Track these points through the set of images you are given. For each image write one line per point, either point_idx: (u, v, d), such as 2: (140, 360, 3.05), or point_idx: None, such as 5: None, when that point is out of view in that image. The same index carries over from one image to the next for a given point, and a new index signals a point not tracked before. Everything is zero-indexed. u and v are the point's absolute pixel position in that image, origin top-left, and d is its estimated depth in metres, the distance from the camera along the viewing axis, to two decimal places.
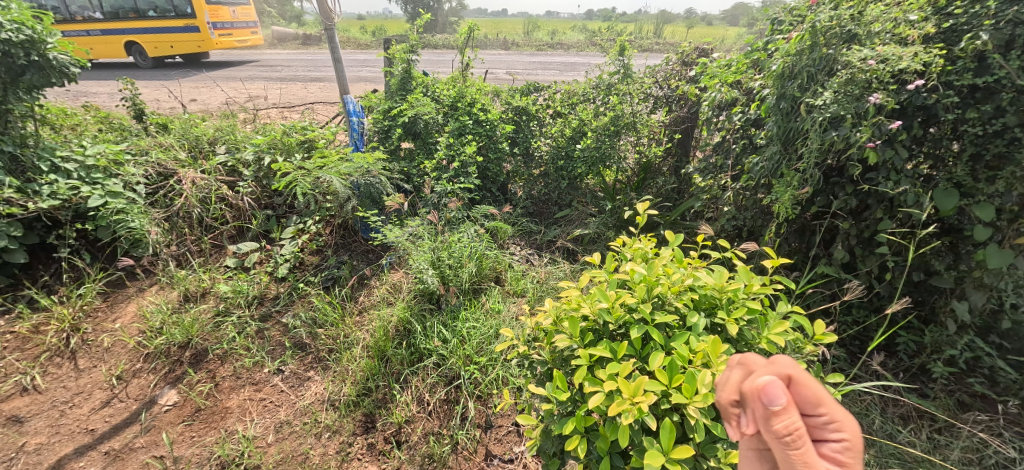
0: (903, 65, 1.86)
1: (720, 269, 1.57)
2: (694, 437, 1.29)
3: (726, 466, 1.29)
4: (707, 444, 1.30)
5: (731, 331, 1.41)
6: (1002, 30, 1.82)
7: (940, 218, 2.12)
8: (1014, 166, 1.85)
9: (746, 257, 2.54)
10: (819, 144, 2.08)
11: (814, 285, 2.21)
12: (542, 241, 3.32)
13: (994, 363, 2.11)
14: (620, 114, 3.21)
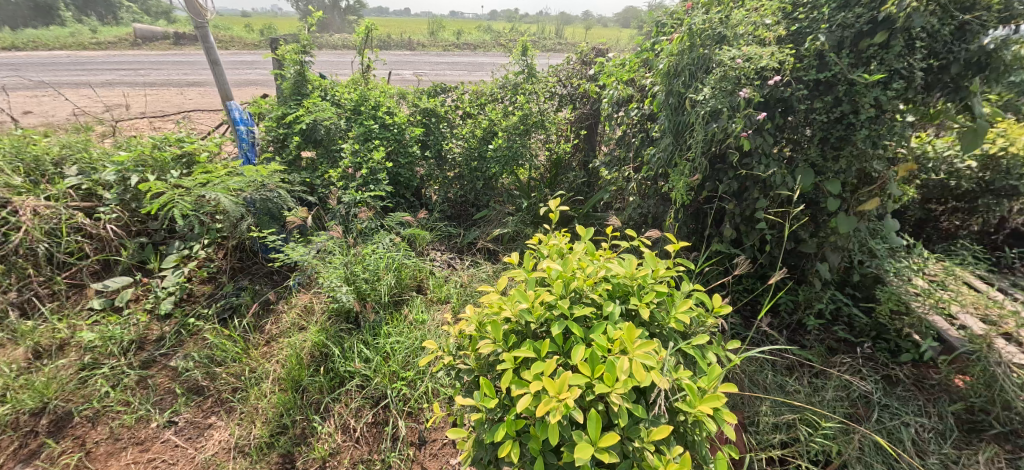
0: (763, 62, 2.10)
1: (629, 258, 1.64)
2: (618, 422, 1.28)
3: (650, 444, 1.27)
4: (632, 426, 1.31)
5: (644, 315, 1.46)
6: (834, 32, 2.13)
7: (802, 194, 2.45)
8: (852, 148, 2.18)
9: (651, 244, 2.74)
10: (703, 136, 2.31)
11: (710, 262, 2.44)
12: (462, 244, 3.29)
13: (851, 311, 2.51)
14: (529, 113, 3.28)
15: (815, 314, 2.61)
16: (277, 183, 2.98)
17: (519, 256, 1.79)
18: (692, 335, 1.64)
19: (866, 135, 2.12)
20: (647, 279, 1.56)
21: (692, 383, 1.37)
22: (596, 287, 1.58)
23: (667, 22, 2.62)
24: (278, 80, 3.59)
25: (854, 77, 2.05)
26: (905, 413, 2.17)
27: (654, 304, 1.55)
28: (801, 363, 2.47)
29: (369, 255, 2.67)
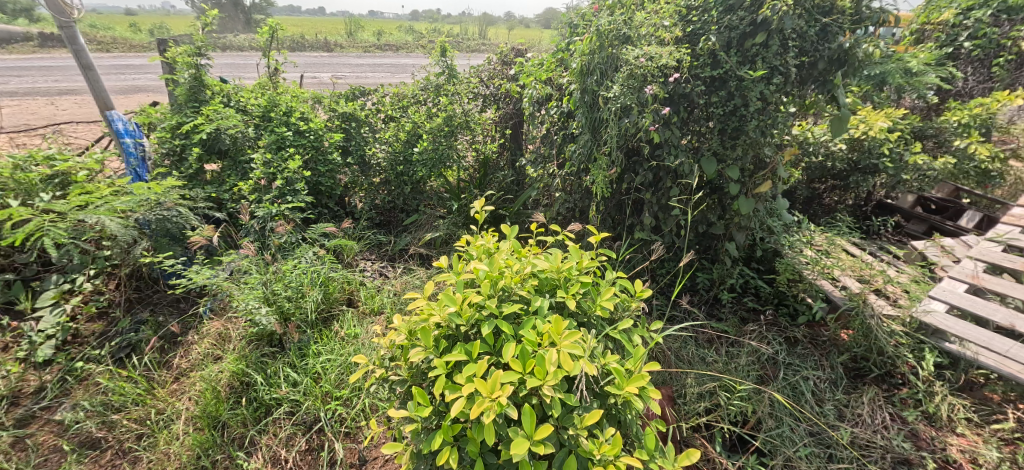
0: (663, 62, 2.24)
1: (554, 252, 1.67)
2: (552, 413, 1.31)
3: (583, 430, 1.31)
4: (565, 415, 1.34)
5: (571, 306, 1.50)
6: (723, 33, 2.32)
7: (708, 181, 2.65)
8: (746, 137, 2.40)
9: (576, 237, 2.83)
10: (616, 132, 2.43)
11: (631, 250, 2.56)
12: (394, 251, 3.19)
13: (757, 283, 2.81)
14: (452, 114, 3.21)
15: (728, 289, 2.84)
16: (176, 200, 2.70)
17: (446, 258, 1.78)
18: (618, 321, 1.71)
19: (756, 125, 2.36)
20: (572, 271, 1.61)
21: (620, 366, 1.43)
22: (524, 283, 1.60)
23: (578, 22, 2.70)
24: (169, 87, 3.25)
25: (742, 74, 2.24)
26: (806, 368, 2.41)
27: (580, 295, 1.60)
28: (718, 335, 2.66)
29: (289, 272, 2.50)
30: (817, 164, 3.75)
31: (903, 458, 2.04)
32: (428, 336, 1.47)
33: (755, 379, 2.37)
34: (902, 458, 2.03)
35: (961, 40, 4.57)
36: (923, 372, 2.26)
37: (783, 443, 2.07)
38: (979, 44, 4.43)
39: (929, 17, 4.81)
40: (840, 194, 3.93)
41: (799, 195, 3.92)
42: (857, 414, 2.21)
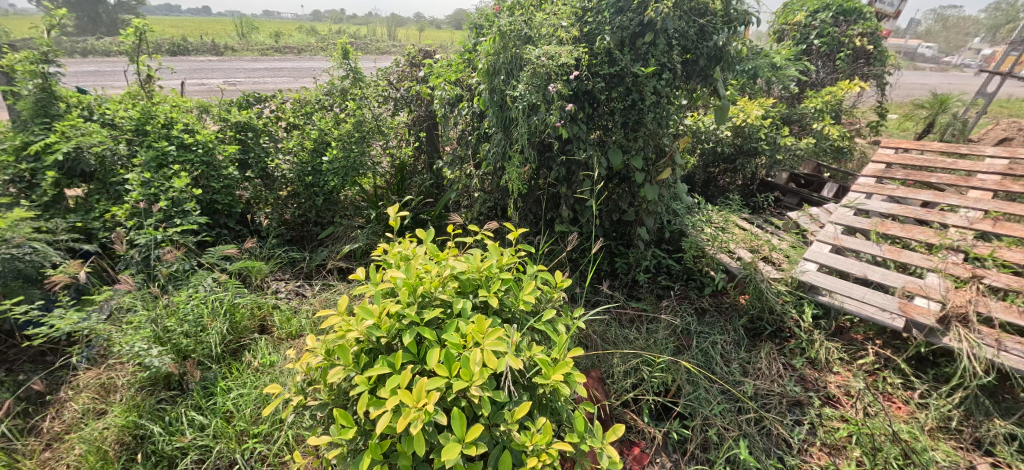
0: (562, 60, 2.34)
1: (473, 252, 1.69)
2: (482, 413, 1.32)
3: (514, 424, 1.34)
4: (496, 413, 1.36)
5: (493, 304, 1.53)
6: (616, 33, 2.48)
7: (616, 172, 2.83)
8: (644, 129, 2.60)
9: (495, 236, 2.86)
10: (524, 130, 2.48)
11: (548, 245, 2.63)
12: (310, 268, 2.99)
13: (667, 262, 3.06)
14: (362, 118, 3.10)
15: (643, 270, 3.05)
16: (27, 234, 2.27)
17: (362, 270, 1.72)
18: (542, 312, 1.78)
19: (652, 117, 2.56)
20: (492, 269, 1.64)
21: (545, 356, 1.48)
22: (444, 286, 1.60)
23: (481, 23, 2.72)
24: (11, 101, 2.77)
25: (635, 70, 2.42)
26: (715, 334, 2.66)
27: (502, 292, 1.63)
28: (638, 314, 2.83)
29: (184, 304, 2.25)
30: (709, 150, 4.15)
31: (796, 400, 2.34)
32: (347, 353, 1.43)
33: (673, 350, 2.54)
34: (796, 400, 2.33)
35: (812, 37, 5.28)
36: (805, 323, 2.63)
37: (701, 404, 2.26)
38: (826, 41, 5.16)
39: (787, 18, 5.48)
40: (730, 175, 4.37)
41: (696, 179, 4.30)
42: (758, 369, 2.48)
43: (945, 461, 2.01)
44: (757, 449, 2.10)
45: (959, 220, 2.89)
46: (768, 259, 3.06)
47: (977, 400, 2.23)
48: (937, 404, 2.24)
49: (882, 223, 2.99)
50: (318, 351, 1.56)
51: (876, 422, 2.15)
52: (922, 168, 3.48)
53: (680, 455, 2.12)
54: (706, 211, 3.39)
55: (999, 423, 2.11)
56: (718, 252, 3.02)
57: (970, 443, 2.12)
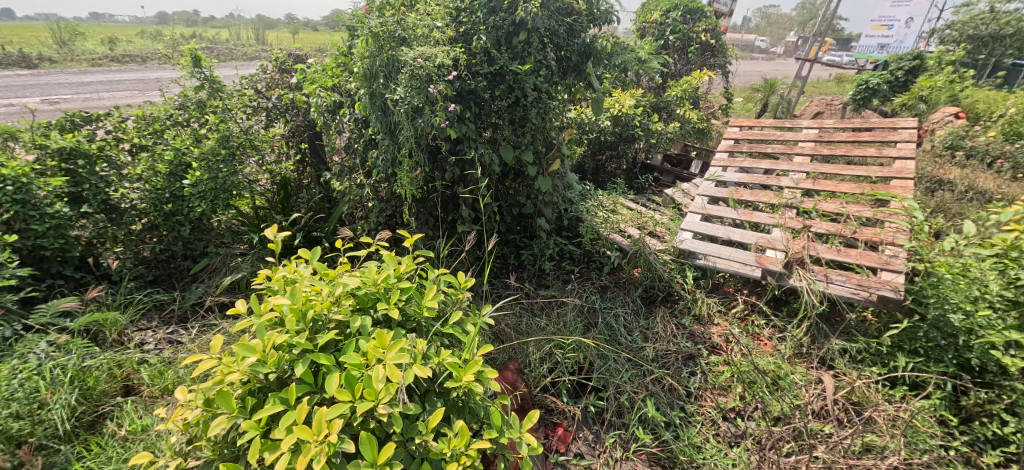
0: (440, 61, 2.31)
1: (367, 266, 1.61)
2: (394, 430, 1.28)
3: (430, 434, 1.32)
4: (409, 426, 1.33)
5: (395, 316, 1.47)
6: (491, 32, 2.52)
7: (509, 167, 2.90)
8: (530, 125, 2.69)
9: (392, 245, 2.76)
10: (410, 134, 2.38)
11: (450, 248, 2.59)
12: (184, 309, 2.61)
13: (568, 247, 3.22)
14: (228, 133, 2.75)
15: (548, 258, 3.19)
16: None
17: (242, 302, 1.56)
18: (449, 315, 1.76)
19: (536, 113, 2.66)
20: (390, 280, 1.58)
21: (454, 359, 1.47)
22: (338, 306, 1.51)
23: (351, 24, 2.56)
24: None
25: (514, 68, 2.49)
26: (617, 307, 2.85)
27: (403, 302, 1.58)
28: (548, 300, 2.91)
29: (8, 381, 1.80)
30: (593, 139, 4.43)
31: (689, 354, 2.60)
32: (230, 398, 1.29)
33: (582, 329, 2.66)
34: (689, 354, 2.60)
35: (668, 34, 5.87)
36: (688, 285, 2.94)
37: (612, 375, 2.40)
38: (679, 36, 5.77)
39: (646, 18, 6.01)
40: (616, 161, 4.70)
41: (586, 168, 4.56)
42: (655, 331, 2.71)
43: (805, 383, 2.37)
44: (663, 405, 2.30)
45: (790, 183, 3.45)
46: (653, 234, 3.36)
47: (818, 327, 2.66)
48: (791, 335, 2.64)
49: (737, 191, 3.47)
50: (194, 403, 1.39)
51: (752, 360, 2.47)
52: (762, 141, 4.06)
53: (600, 426, 2.26)
54: (597, 196, 3.63)
55: (834, 342, 2.52)
56: (611, 233, 3.25)
57: (817, 362, 2.53)
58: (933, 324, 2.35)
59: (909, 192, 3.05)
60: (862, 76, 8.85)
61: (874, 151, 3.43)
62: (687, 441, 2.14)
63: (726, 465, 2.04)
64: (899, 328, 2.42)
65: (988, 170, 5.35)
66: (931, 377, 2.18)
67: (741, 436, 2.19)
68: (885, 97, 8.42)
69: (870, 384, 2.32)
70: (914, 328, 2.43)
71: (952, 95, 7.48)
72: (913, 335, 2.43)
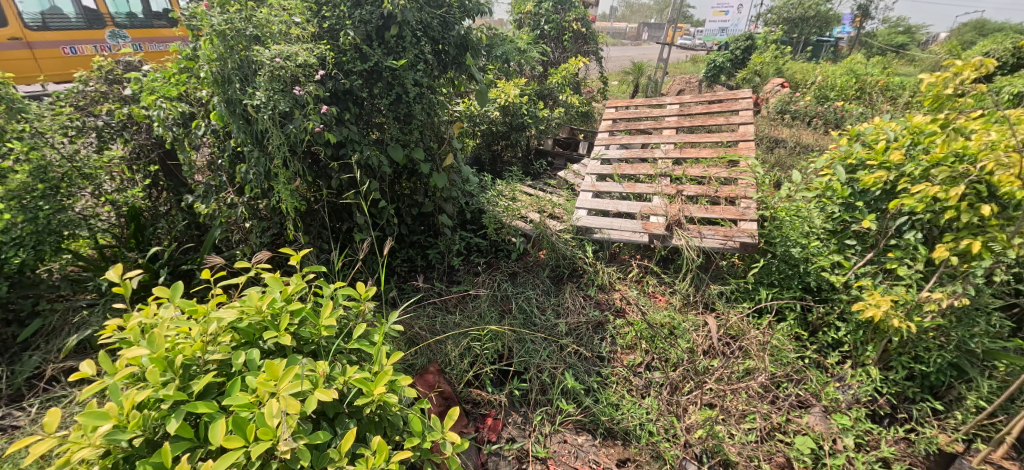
0: (303, 59, 2.16)
1: (246, 292, 1.42)
2: (301, 466, 1.16)
3: (343, 459, 1.23)
4: (319, 456, 1.24)
5: (286, 343, 1.33)
6: (360, 27, 2.40)
7: (401, 167, 2.81)
8: (417, 121, 2.63)
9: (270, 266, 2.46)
10: (281, 141, 2.17)
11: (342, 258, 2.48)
12: (13, 388, 2.05)
13: (474, 240, 3.23)
14: (44, 162, 2.18)
15: (455, 254, 3.18)
16: None
17: (90, 364, 1.33)
18: (353, 329, 1.67)
19: (421, 108, 2.60)
20: (278, 305, 1.42)
21: (362, 374, 1.41)
22: (217, 344, 1.32)
23: (190, 23, 2.16)
24: None
25: (390, 64, 2.41)
26: (528, 290, 2.92)
27: (296, 326, 1.44)
28: (462, 296, 2.89)
29: None
30: (485, 131, 4.46)
31: (599, 322, 2.76)
32: None
33: (497, 317, 2.69)
34: (598, 322, 2.75)
35: (543, 24, 6.08)
36: (589, 258, 3.12)
37: (532, 356, 2.46)
38: (553, 26, 6.00)
39: (520, 8, 6.13)
40: (511, 150, 4.86)
41: (483, 160, 4.60)
42: (566, 306, 2.82)
43: (695, 330, 2.65)
44: (580, 373, 2.42)
45: (663, 154, 3.79)
46: (553, 216, 3.53)
47: (699, 278, 2.99)
48: (681, 289, 2.92)
49: (620, 167, 3.76)
50: None
51: (650, 316, 2.73)
52: (636, 119, 4.40)
53: (526, 407, 2.31)
54: (495, 186, 3.68)
55: (712, 286, 2.88)
56: (513, 220, 3.32)
57: (700, 305, 2.85)
58: (782, 258, 2.78)
59: (752, 152, 3.51)
60: (710, 55, 10.02)
61: (723, 120, 3.89)
62: (606, 402, 2.29)
63: (641, 415, 2.23)
64: (758, 266, 2.81)
65: (809, 128, 6.41)
66: (786, 301, 2.61)
67: (651, 386, 2.39)
68: (730, 73, 9.65)
69: (744, 317, 2.68)
70: (769, 264, 2.85)
71: (777, 68, 8.81)
72: (768, 270, 2.84)
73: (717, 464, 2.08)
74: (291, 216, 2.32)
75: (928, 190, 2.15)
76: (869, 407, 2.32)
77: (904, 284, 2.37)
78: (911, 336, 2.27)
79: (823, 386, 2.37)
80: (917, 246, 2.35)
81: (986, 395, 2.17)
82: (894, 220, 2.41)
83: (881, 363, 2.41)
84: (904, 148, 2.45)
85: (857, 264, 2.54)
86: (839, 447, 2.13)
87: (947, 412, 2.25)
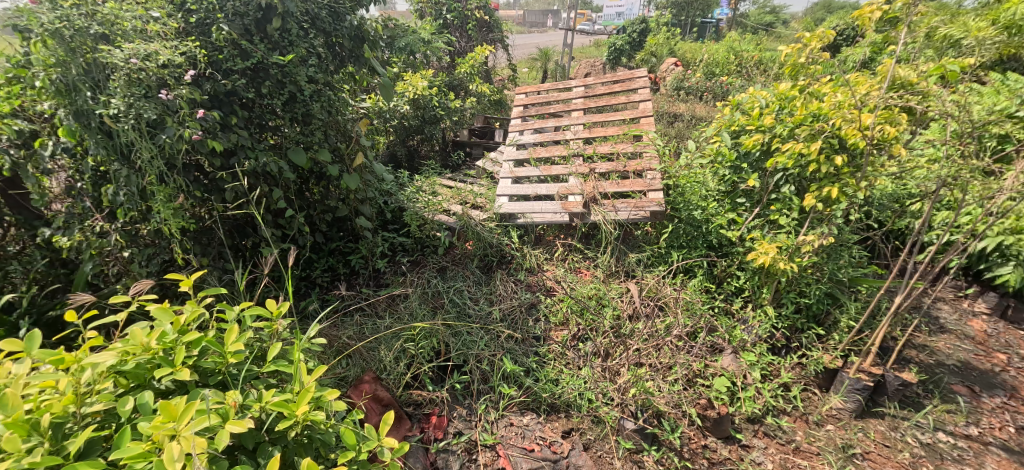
0: (166, 59, 1.90)
1: (128, 329, 1.25)
2: None
3: None
4: None
5: (183, 378, 1.18)
6: (234, 21, 2.18)
7: (306, 170, 2.63)
8: (317, 120, 2.46)
9: (162, 296, 2.19)
10: (151, 154, 1.93)
11: (244, 276, 2.29)
12: None
13: (397, 240, 3.11)
14: None
15: (379, 257, 3.05)
16: None
17: None
18: (267, 351, 1.54)
19: (320, 106, 2.44)
20: (169, 339, 1.27)
21: (281, 397, 1.31)
22: (95, 394, 1.15)
23: (18, 25, 1.79)
24: None
25: (276, 60, 2.20)
26: (457, 283, 2.87)
27: (195, 358, 1.30)
28: (391, 298, 2.78)
29: None
30: (397, 126, 4.31)
31: (531, 304, 2.80)
32: None
33: (430, 314, 2.63)
34: (531, 303, 2.79)
35: (444, 13, 5.94)
36: (515, 243, 3.15)
37: (470, 347, 2.43)
38: (455, 15, 5.89)
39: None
40: (427, 144, 4.76)
41: (399, 156, 4.44)
42: (498, 294, 2.83)
43: (619, 297, 2.78)
44: (519, 356, 2.44)
45: (574, 135, 3.88)
46: (476, 206, 3.51)
47: (619, 249, 3.12)
48: (603, 263, 3.04)
49: (535, 151, 3.82)
50: None
51: (577, 290, 2.81)
52: (545, 103, 4.48)
53: (470, 398, 2.29)
54: (414, 183, 3.57)
55: (630, 255, 3.02)
56: (436, 215, 3.25)
57: (620, 274, 3.00)
58: (687, 221, 2.99)
59: (652, 126, 3.71)
60: (609, 38, 10.45)
61: (625, 98, 4.07)
62: (545, 379, 2.34)
63: (579, 386, 2.31)
64: (668, 231, 3.01)
65: (702, 102, 6.93)
66: (694, 259, 2.83)
67: (586, 357, 2.47)
68: (630, 55, 10.15)
69: (659, 277, 2.87)
70: (677, 228, 3.07)
71: (670, 48, 9.41)
72: (677, 234, 3.06)
73: (650, 417, 2.21)
74: (178, 237, 2.08)
75: (794, 147, 2.40)
76: (769, 341, 2.65)
77: (785, 232, 2.65)
78: (795, 275, 2.57)
79: (729, 330, 2.64)
80: (792, 198, 2.65)
81: (854, 315, 2.63)
82: (772, 176, 2.69)
83: (775, 301, 2.72)
84: (773, 113, 2.69)
85: (747, 219, 2.81)
86: (749, 380, 2.45)
87: (828, 335, 2.68)
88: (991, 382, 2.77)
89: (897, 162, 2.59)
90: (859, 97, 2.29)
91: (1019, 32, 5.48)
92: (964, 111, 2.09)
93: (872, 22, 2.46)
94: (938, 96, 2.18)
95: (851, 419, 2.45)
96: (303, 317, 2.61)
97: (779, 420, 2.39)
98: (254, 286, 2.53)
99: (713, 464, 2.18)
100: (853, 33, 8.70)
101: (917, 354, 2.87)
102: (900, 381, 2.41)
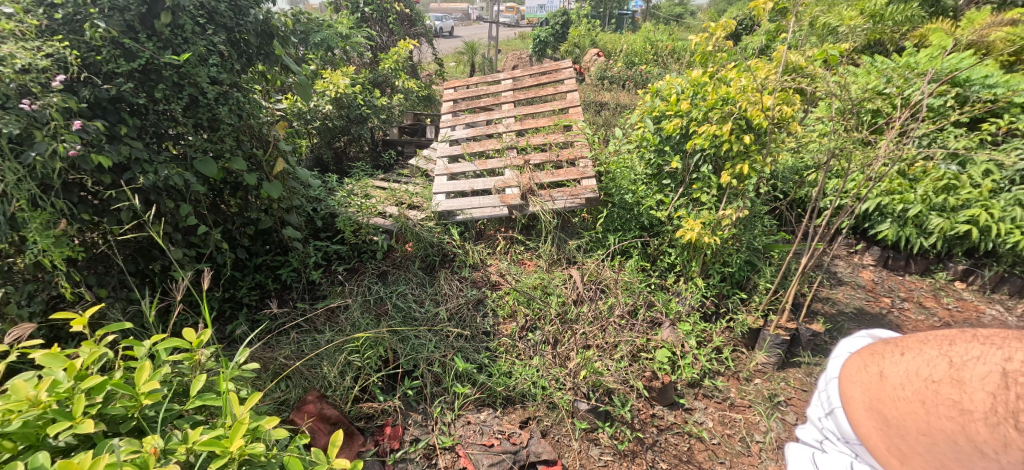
0: (25, 62, 1.67)
1: (10, 385, 1.08)
2: None
3: None
4: None
5: (82, 430, 1.03)
6: (112, 17, 1.92)
7: (218, 182, 2.39)
8: (226, 125, 2.24)
9: (52, 339, 1.91)
10: (18, 175, 1.64)
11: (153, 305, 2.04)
12: None
13: (329, 249, 2.93)
14: None
15: (312, 268, 2.86)
16: None
17: None
18: (189, 386, 1.39)
19: (227, 110, 2.22)
20: (64, 388, 1.11)
21: (211, 435, 1.18)
22: None
23: None
24: None
25: (168, 59, 1.97)
26: (400, 287, 2.77)
27: (99, 406, 1.14)
28: (329, 311, 2.62)
29: None
30: (320, 128, 4.07)
31: (477, 300, 2.75)
32: None
33: (373, 322, 2.50)
34: (477, 300, 2.74)
35: (362, 6, 5.67)
36: (455, 240, 3.08)
37: (419, 351, 2.35)
38: (374, 8, 5.64)
39: None
40: (355, 145, 4.53)
41: (325, 159, 4.19)
42: (442, 294, 2.75)
43: (563, 284, 2.80)
44: (470, 354, 2.40)
45: (505, 127, 3.84)
46: (412, 206, 3.40)
47: (559, 237, 3.17)
48: (546, 253, 3.06)
49: (468, 146, 3.75)
50: None
51: (522, 282, 2.81)
52: (474, 97, 4.39)
53: (423, 403, 2.21)
54: (343, 186, 3.38)
55: (570, 242, 3.08)
56: (370, 218, 3.10)
57: (563, 261, 3.04)
58: (620, 205, 3.08)
59: (580, 116, 3.76)
60: (533, 31, 10.52)
61: (552, 90, 4.08)
62: (498, 373, 2.31)
63: (532, 375, 2.31)
64: (603, 216, 3.09)
65: (624, 90, 7.18)
66: (630, 241, 2.94)
67: (536, 346, 2.48)
68: (554, 47, 10.30)
69: (599, 261, 2.95)
70: (611, 213, 3.14)
71: (591, 40, 9.69)
72: (611, 218, 3.14)
73: (602, 395, 2.25)
74: (63, 270, 1.81)
75: (708, 129, 2.53)
76: (701, 310, 2.78)
77: (707, 208, 2.79)
78: (719, 247, 2.71)
79: (665, 303, 2.75)
80: (710, 176, 2.79)
81: (770, 277, 2.83)
82: (692, 157, 2.81)
83: (702, 273, 2.87)
84: (689, 99, 2.79)
85: (673, 199, 2.93)
86: (686, 348, 2.57)
87: (750, 298, 2.86)
88: (882, 322, 3.11)
89: (795, 138, 2.80)
90: (760, 81, 2.45)
91: (881, 19, 6.17)
92: (845, 90, 2.30)
93: (765, 12, 2.62)
94: (823, 78, 2.38)
95: (774, 371, 2.65)
96: (229, 342, 2.40)
97: (716, 381, 2.53)
98: (167, 314, 2.29)
99: (662, 430, 2.26)
100: (749, 23, 9.43)
101: (823, 306, 3.16)
102: (811, 332, 2.64)
